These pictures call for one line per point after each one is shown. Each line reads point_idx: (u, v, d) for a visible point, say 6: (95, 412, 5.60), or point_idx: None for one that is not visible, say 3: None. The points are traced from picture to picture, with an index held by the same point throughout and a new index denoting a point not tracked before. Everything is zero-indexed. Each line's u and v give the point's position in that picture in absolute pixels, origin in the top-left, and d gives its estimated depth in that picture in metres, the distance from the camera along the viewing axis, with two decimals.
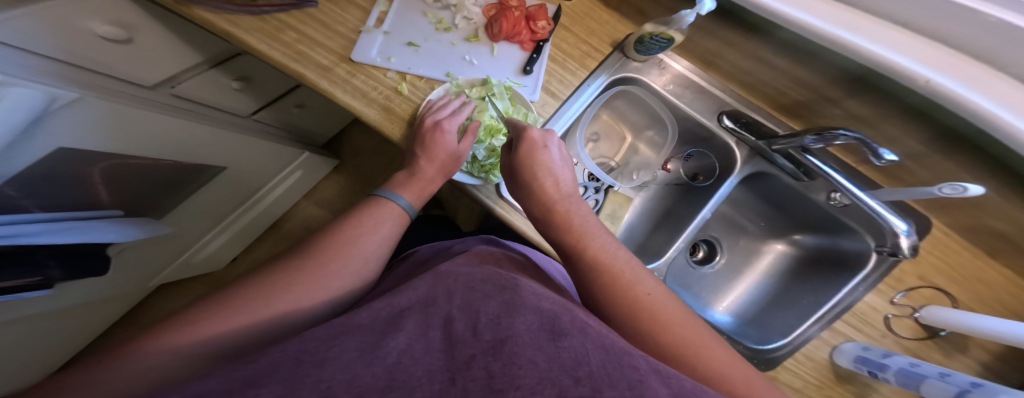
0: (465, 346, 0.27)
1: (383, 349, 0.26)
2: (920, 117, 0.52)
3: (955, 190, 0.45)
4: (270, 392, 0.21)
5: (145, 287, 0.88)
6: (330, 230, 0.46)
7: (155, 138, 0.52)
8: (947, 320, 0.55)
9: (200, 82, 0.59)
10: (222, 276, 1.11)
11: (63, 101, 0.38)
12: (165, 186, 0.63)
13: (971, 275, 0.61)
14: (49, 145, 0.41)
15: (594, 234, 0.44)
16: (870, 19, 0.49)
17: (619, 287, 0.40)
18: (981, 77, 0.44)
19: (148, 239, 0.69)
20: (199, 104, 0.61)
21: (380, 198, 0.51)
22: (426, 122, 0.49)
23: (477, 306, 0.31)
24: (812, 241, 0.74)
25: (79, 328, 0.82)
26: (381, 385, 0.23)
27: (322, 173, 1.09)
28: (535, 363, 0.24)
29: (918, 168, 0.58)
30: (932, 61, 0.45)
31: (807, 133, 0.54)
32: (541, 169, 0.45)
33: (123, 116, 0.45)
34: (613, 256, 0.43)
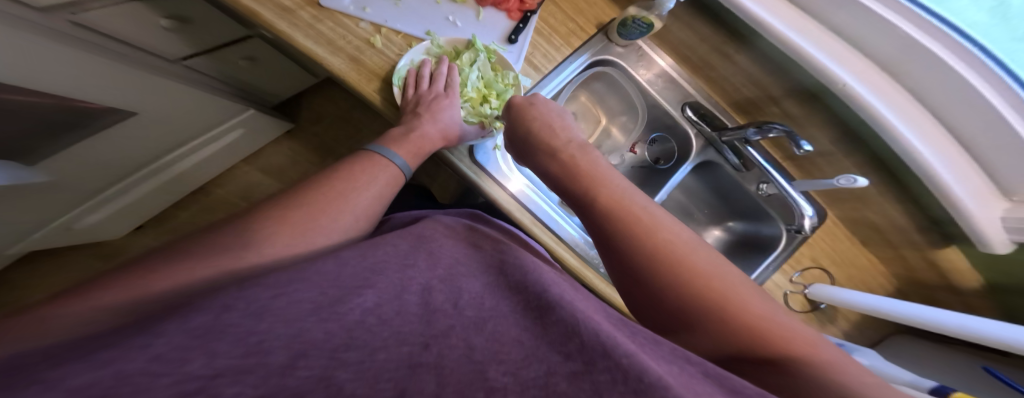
0: (442, 317, 0.26)
1: (345, 306, 0.24)
2: (831, 116, 0.61)
3: (847, 181, 0.55)
4: (166, 345, 0.18)
5: (7, 252, 0.70)
6: (322, 180, 0.43)
7: (42, 69, 0.42)
8: (834, 297, 0.65)
9: (110, 14, 0.46)
10: (128, 244, 0.94)
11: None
12: (46, 127, 0.48)
13: (848, 258, 0.74)
14: None
15: (600, 175, 0.41)
16: (817, 27, 0.58)
17: (654, 249, 0.33)
18: (884, 87, 0.56)
19: (6, 190, 0.52)
20: (103, 35, 0.48)
21: (373, 154, 0.47)
22: (422, 91, 0.50)
23: (459, 283, 0.31)
24: (742, 228, 0.84)
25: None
26: (335, 344, 0.21)
27: (272, 135, 0.97)
28: (519, 341, 0.23)
29: (825, 164, 0.68)
30: (854, 68, 0.56)
31: (750, 126, 0.61)
32: (536, 123, 0.46)
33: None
34: (645, 214, 0.35)
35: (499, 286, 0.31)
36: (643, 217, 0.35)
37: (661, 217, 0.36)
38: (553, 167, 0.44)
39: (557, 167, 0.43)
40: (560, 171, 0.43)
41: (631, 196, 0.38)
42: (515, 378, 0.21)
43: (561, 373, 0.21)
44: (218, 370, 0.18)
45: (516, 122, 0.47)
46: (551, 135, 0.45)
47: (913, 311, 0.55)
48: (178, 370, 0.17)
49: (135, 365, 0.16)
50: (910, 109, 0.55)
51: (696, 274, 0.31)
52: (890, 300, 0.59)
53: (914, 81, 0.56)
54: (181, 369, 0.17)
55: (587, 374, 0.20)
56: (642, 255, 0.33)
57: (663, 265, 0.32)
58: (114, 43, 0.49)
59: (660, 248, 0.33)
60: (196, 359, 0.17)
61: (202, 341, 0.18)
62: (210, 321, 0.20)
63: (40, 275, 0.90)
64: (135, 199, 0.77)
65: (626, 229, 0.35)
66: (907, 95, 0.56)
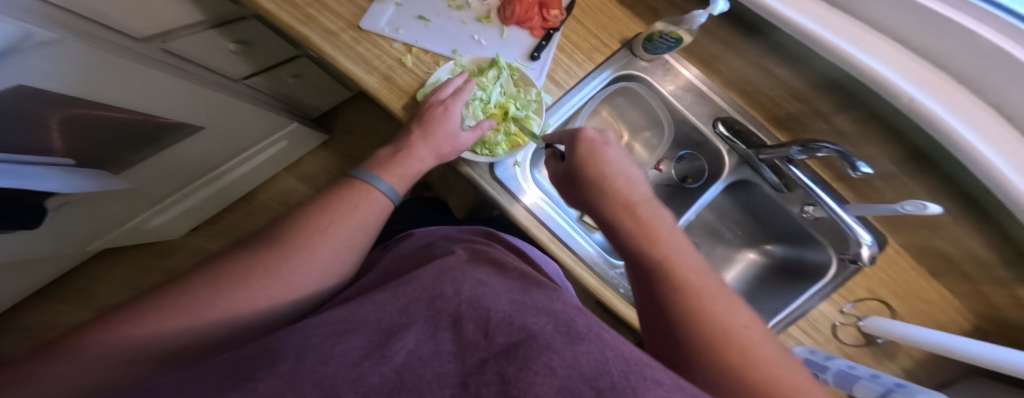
0: (475, 351, 0.25)
1: (390, 349, 0.25)
2: (893, 134, 0.54)
3: (915, 208, 0.49)
4: (267, 389, 0.20)
5: (85, 250, 0.80)
6: (302, 213, 0.42)
7: (128, 88, 0.48)
8: (904, 335, 0.57)
9: (193, 43, 0.55)
10: (182, 243, 1.04)
11: (40, 39, 0.36)
12: (129, 140, 0.56)
13: (912, 290, 0.67)
14: (10, 81, 0.37)
15: (637, 187, 0.42)
16: (872, 36, 0.50)
17: (697, 303, 0.32)
18: (963, 102, 0.47)
19: (96, 194, 0.61)
20: (190, 61, 0.56)
21: (357, 182, 0.46)
22: (430, 102, 0.48)
23: (486, 302, 0.30)
24: (782, 252, 0.78)
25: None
26: (388, 388, 0.22)
27: (309, 146, 1.04)
28: (551, 370, 0.21)
29: (886, 188, 0.61)
30: (926, 83, 0.47)
31: (794, 143, 0.57)
32: (607, 167, 0.42)
33: (96, 61, 0.42)
34: (694, 274, 0.34)
35: (526, 304, 0.30)
36: (664, 236, 0.37)
37: (679, 240, 0.38)
38: (582, 194, 0.43)
39: (611, 208, 0.40)
40: (613, 213, 0.40)
41: (659, 213, 0.40)
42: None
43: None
44: None
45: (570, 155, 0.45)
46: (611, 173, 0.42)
47: (994, 353, 0.48)
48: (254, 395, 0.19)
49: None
50: (991, 126, 0.46)
51: (742, 341, 0.30)
52: (973, 341, 0.51)
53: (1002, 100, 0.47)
54: None
55: None
56: (686, 305, 0.32)
57: (707, 319, 0.31)
58: (196, 67, 0.57)
59: (708, 307, 0.32)
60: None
61: (290, 386, 0.21)
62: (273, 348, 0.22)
63: (106, 270, 1.01)
64: (193, 204, 0.85)
65: (673, 278, 0.34)
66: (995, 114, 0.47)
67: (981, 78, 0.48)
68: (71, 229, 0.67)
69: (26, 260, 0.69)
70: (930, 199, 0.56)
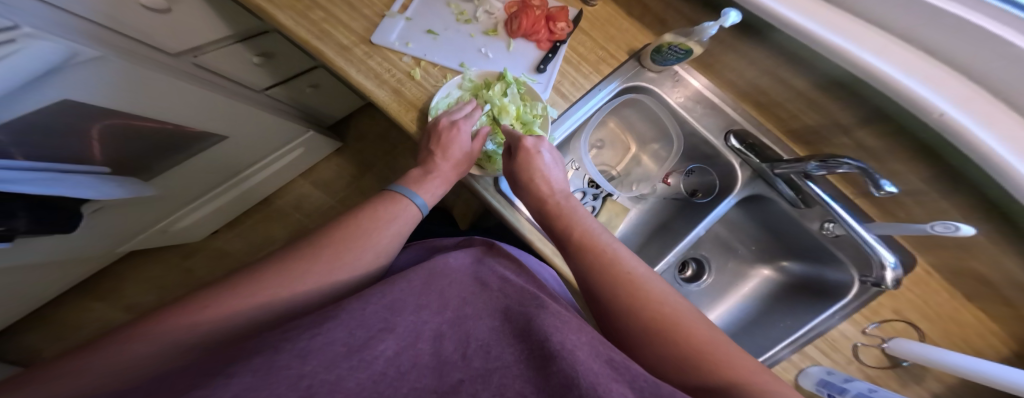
0: (452, 370, 0.27)
1: (371, 353, 0.26)
2: (923, 151, 0.51)
3: (946, 229, 0.46)
4: (240, 380, 0.20)
5: (118, 251, 0.85)
6: (344, 219, 0.44)
7: (160, 99, 0.51)
8: (935, 359, 0.53)
9: (220, 56, 0.58)
10: (204, 245, 1.09)
11: (84, 57, 0.39)
12: (158, 149, 0.60)
13: (943, 311, 0.63)
14: (54, 96, 0.40)
15: (576, 213, 0.46)
16: (893, 43, 0.48)
17: (609, 274, 0.39)
18: (998, 117, 0.43)
19: (126, 201, 0.65)
20: (215, 74, 0.59)
21: (395, 194, 0.48)
22: (441, 123, 0.48)
23: (467, 327, 0.32)
24: (799, 270, 0.75)
25: (37, 283, 0.78)
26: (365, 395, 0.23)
27: (324, 153, 1.07)
28: (523, 395, 0.25)
29: (914, 205, 0.58)
30: (955, 95, 0.44)
31: (811, 159, 0.55)
32: (536, 172, 0.47)
33: (130, 75, 0.45)
34: (609, 248, 0.41)
35: (504, 330, 0.32)
36: (604, 249, 0.41)
37: (619, 250, 0.42)
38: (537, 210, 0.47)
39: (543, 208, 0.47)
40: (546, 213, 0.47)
41: (597, 231, 0.44)
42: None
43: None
44: None
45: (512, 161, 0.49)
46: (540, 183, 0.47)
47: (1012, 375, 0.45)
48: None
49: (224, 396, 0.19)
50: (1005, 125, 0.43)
51: (647, 298, 0.36)
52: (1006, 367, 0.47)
53: None
54: None
55: None
56: (602, 278, 0.39)
57: (615, 286, 0.38)
58: (221, 80, 0.61)
59: (621, 277, 0.38)
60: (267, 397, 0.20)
61: (267, 378, 0.21)
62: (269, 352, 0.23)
63: (134, 270, 1.07)
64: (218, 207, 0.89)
65: (593, 258, 0.40)
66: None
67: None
68: (103, 233, 0.72)
69: (66, 259, 0.74)
70: (960, 217, 0.53)
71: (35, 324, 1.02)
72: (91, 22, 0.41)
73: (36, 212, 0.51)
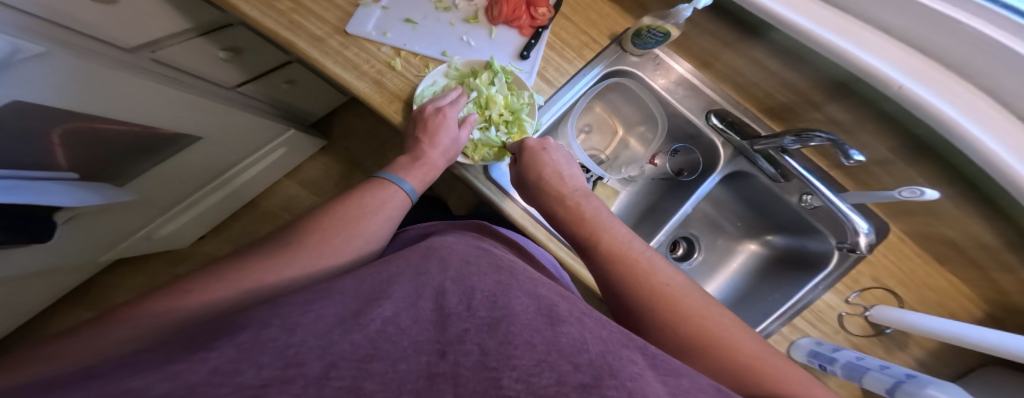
0: (456, 320, 0.25)
1: (366, 317, 0.24)
2: (889, 123, 0.54)
3: (913, 194, 0.48)
4: (219, 358, 0.19)
5: (100, 260, 0.80)
6: (332, 206, 0.44)
7: (125, 101, 0.50)
8: (899, 319, 0.58)
9: (181, 51, 0.56)
10: (193, 251, 1.05)
11: (27, 53, 0.37)
12: (132, 150, 0.57)
13: (917, 278, 0.65)
14: (4, 97, 0.38)
15: (602, 221, 0.43)
16: (865, 29, 0.50)
17: (647, 287, 0.36)
18: (955, 88, 0.46)
19: (105, 207, 0.61)
20: (177, 69, 0.57)
21: (383, 181, 0.48)
22: (427, 109, 0.48)
23: (471, 282, 0.30)
24: (783, 242, 0.77)
25: (11, 302, 0.73)
26: (360, 355, 0.22)
27: (309, 152, 1.05)
28: (531, 345, 0.23)
29: (885, 174, 0.61)
30: (911, 68, 0.47)
31: (787, 134, 0.57)
32: (547, 168, 0.47)
33: (87, 75, 0.43)
34: (644, 260, 0.39)
35: (510, 285, 0.30)
36: (640, 260, 0.39)
37: (656, 261, 0.39)
38: (560, 213, 0.45)
39: (566, 213, 0.45)
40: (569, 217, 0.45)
41: (630, 241, 0.41)
42: (528, 385, 0.21)
43: (571, 384, 0.21)
44: (264, 380, 0.19)
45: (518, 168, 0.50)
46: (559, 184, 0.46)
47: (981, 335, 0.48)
48: (233, 380, 0.18)
49: (197, 377, 0.18)
50: (987, 113, 0.45)
51: (690, 313, 0.34)
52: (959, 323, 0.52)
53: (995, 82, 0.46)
54: (234, 380, 0.18)
55: (595, 388, 0.20)
56: (636, 290, 0.36)
57: (655, 299, 0.35)
58: (187, 76, 0.59)
59: (661, 292, 0.36)
60: (246, 371, 0.19)
61: (248, 354, 0.20)
62: (253, 335, 0.21)
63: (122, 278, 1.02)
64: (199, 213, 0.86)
65: (628, 270, 0.38)
66: (984, 97, 0.46)
67: (972, 66, 0.47)
68: (82, 242, 0.68)
69: (35, 275, 0.70)
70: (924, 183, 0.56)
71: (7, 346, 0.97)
72: (29, 14, 0.38)
73: (0, 226, 0.48)
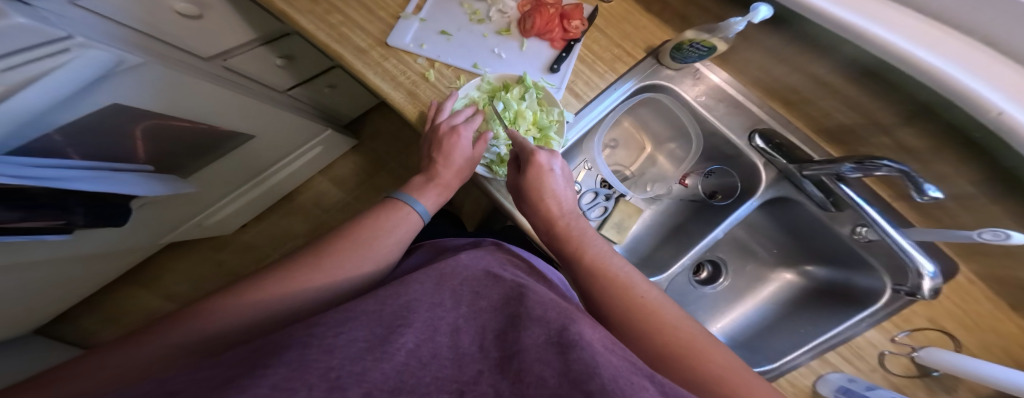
0: (471, 362, 0.28)
1: (393, 346, 0.27)
2: (977, 155, 0.47)
3: (996, 236, 0.43)
4: (274, 375, 0.22)
5: (159, 242, 0.91)
6: (344, 230, 0.46)
7: (201, 104, 0.55)
8: (966, 369, 0.51)
9: (246, 58, 0.61)
10: (234, 238, 1.15)
11: (128, 64, 0.42)
12: (192, 149, 0.63)
13: (986, 323, 0.59)
14: (105, 100, 0.43)
15: (587, 237, 0.45)
16: (948, 36, 0.43)
17: (627, 302, 0.38)
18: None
19: (173, 196, 0.70)
20: (243, 75, 0.62)
21: (398, 202, 0.49)
22: (441, 128, 0.49)
23: (482, 321, 0.33)
24: (824, 275, 0.72)
25: (91, 270, 0.85)
26: (390, 386, 0.24)
27: (341, 151, 1.10)
28: (544, 380, 0.25)
29: (961, 211, 0.54)
30: (1008, 84, 0.39)
31: (846, 159, 0.52)
32: (545, 191, 0.45)
33: (174, 81, 0.48)
34: (623, 275, 0.41)
35: (519, 317, 0.32)
36: (620, 276, 0.41)
37: (634, 276, 0.41)
38: (551, 232, 0.46)
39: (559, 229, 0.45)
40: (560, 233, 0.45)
41: (610, 256, 0.43)
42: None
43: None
44: None
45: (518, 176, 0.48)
46: (556, 204, 0.46)
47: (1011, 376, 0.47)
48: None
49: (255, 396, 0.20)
50: None
51: (665, 327, 0.36)
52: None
53: None
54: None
55: None
56: (617, 306, 0.38)
57: (635, 314, 0.37)
58: (248, 81, 0.63)
59: (637, 307, 0.38)
60: (298, 391, 0.21)
61: (299, 373, 0.22)
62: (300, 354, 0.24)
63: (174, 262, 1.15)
64: (245, 204, 0.94)
65: (607, 286, 0.40)
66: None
67: None
68: (147, 226, 0.77)
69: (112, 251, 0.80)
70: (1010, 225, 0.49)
71: (88, 307, 1.12)
72: (133, 29, 0.44)
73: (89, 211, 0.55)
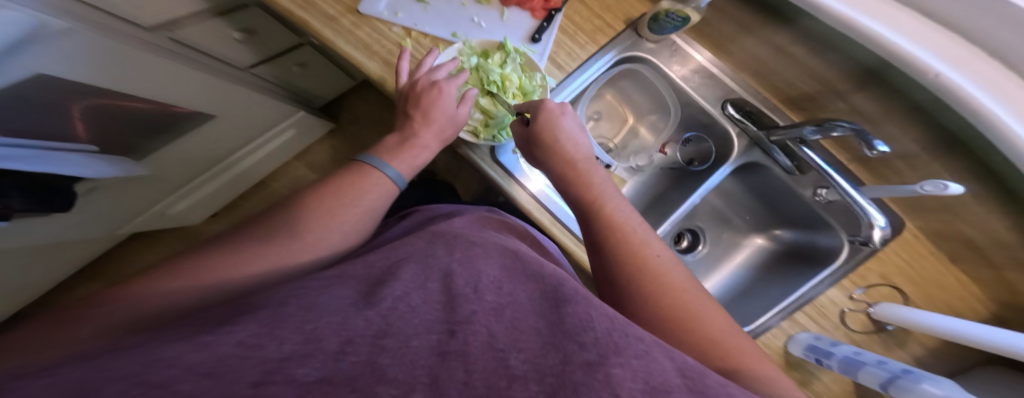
0: (465, 302, 0.26)
1: (378, 297, 0.25)
2: (920, 117, 0.51)
3: (935, 188, 0.46)
4: (244, 332, 0.20)
5: (115, 233, 0.83)
6: (311, 196, 0.43)
7: (143, 79, 0.50)
8: (910, 320, 0.57)
9: (197, 31, 0.54)
10: (203, 229, 1.08)
11: (53, 28, 0.36)
12: (148, 128, 0.59)
13: (928, 276, 0.64)
14: (25, 69, 0.38)
15: (604, 190, 0.44)
16: (893, 7, 0.48)
17: (635, 257, 0.37)
18: (990, 73, 0.44)
19: (122, 179, 0.64)
20: (194, 49, 0.56)
21: (365, 166, 0.47)
22: (421, 82, 0.48)
23: (478, 264, 0.31)
24: (791, 237, 0.77)
25: (34, 271, 0.77)
26: (373, 330, 0.22)
27: (316, 135, 1.06)
28: (537, 329, 0.24)
29: (906, 168, 0.58)
30: (948, 55, 0.45)
31: (808, 123, 0.55)
32: (562, 134, 0.45)
33: (111, 51, 0.43)
34: (636, 233, 0.39)
35: (518, 270, 0.32)
36: (633, 232, 0.39)
37: (649, 236, 0.40)
38: (558, 173, 0.45)
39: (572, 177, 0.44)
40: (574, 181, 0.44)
41: (626, 213, 0.42)
42: (534, 366, 0.21)
43: (576, 362, 0.21)
44: (286, 354, 0.20)
45: (528, 129, 0.47)
46: (574, 149, 0.45)
47: (944, 322, 0.53)
48: (259, 354, 0.19)
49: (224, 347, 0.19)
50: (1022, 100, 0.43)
51: (672, 286, 0.35)
52: (994, 328, 0.49)
53: None
54: (260, 352, 0.20)
55: (601, 365, 0.20)
56: (625, 259, 0.37)
57: (642, 269, 0.36)
58: (203, 56, 0.57)
59: (645, 261, 0.37)
60: (270, 344, 0.20)
61: (271, 329, 0.21)
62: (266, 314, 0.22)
63: (137, 253, 1.06)
64: (210, 192, 0.88)
65: (617, 238, 0.39)
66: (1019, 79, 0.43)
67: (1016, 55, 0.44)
68: (98, 214, 0.70)
69: (55, 245, 0.72)
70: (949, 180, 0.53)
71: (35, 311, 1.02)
72: None
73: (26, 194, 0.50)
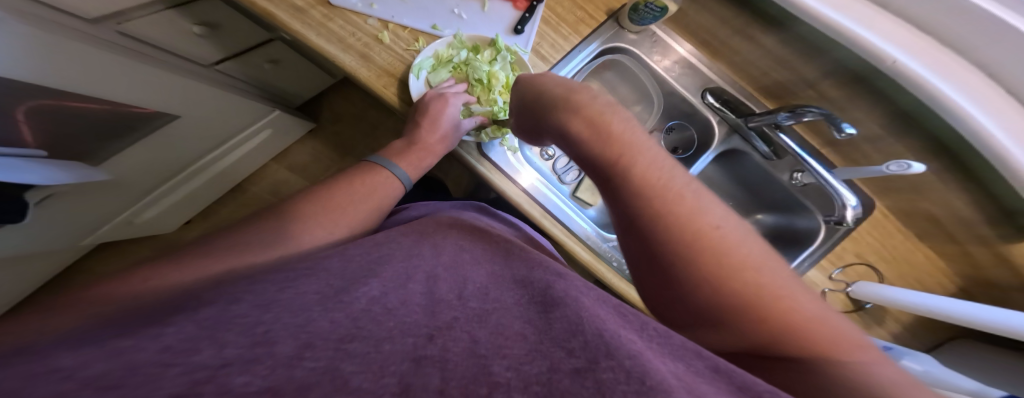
0: (447, 308, 0.26)
1: (350, 295, 0.24)
2: (882, 100, 0.54)
3: (900, 167, 0.48)
4: (175, 336, 0.18)
5: (78, 246, 0.78)
6: (315, 192, 0.44)
7: (95, 78, 0.46)
8: (887, 298, 0.59)
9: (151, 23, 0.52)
10: (177, 239, 1.02)
11: None
12: (107, 130, 0.55)
13: (899, 254, 0.67)
14: None
15: (634, 140, 0.31)
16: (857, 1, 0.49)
17: (695, 239, 0.26)
18: (952, 66, 0.46)
19: (81, 186, 0.59)
20: (150, 44, 0.53)
21: (375, 166, 0.50)
22: (429, 94, 0.50)
23: (465, 276, 0.31)
24: (772, 220, 0.79)
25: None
26: (339, 335, 0.21)
27: (294, 136, 1.02)
28: (523, 336, 0.23)
29: (873, 150, 0.61)
30: (912, 47, 0.47)
31: (781, 110, 0.56)
32: (548, 84, 0.38)
33: (51, 45, 0.39)
34: (689, 197, 0.27)
35: (504, 276, 0.31)
36: (685, 198, 0.27)
37: (704, 198, 0.28)
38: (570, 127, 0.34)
39: (577, 125, 0.33)
40: (580, 129, 0.32)
41: (668, 170, 0.29)
42: (518, 374, 0.20)
43: (564, 370, 0.20)
44: (226, 359, 0.17)
45: (517, 96, 0.41)
46: (566, 90, 0.35)
47: (905, 295, 0.57)
48: (188, 361, 0.17)
49: (148, 354, 0.17)
50: (976, 86, 0.46)
51: (740, 261, 0.25)
52: (985, 306, 0.49)
53: (990, 53, 0.46)
54: (191, 359, 0.17)
55: (590, 371, 0.19)
56: (678, 243, 0.26)
57: (706, 258, 0.25)
58: (163, 53, 0.55)
59: (700, 234, 0.26)
60: (205, 350, 0.18)
61: (208, 334, 0.19)
62: (219, 314, 0.21)
63: (103, 268, 0.99)
64: (184, 196, 0.84)
65: (657, 203, 0.27)
66: (976, 72, 0.47)
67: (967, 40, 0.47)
68: (53, 226, 0.65)
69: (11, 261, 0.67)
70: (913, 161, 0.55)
71: None
72: None
73: None
